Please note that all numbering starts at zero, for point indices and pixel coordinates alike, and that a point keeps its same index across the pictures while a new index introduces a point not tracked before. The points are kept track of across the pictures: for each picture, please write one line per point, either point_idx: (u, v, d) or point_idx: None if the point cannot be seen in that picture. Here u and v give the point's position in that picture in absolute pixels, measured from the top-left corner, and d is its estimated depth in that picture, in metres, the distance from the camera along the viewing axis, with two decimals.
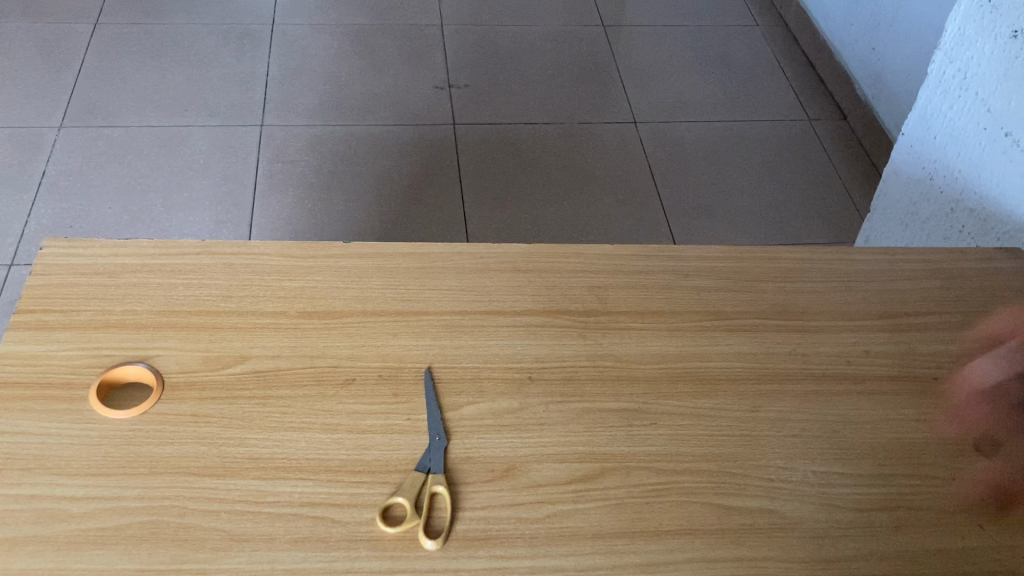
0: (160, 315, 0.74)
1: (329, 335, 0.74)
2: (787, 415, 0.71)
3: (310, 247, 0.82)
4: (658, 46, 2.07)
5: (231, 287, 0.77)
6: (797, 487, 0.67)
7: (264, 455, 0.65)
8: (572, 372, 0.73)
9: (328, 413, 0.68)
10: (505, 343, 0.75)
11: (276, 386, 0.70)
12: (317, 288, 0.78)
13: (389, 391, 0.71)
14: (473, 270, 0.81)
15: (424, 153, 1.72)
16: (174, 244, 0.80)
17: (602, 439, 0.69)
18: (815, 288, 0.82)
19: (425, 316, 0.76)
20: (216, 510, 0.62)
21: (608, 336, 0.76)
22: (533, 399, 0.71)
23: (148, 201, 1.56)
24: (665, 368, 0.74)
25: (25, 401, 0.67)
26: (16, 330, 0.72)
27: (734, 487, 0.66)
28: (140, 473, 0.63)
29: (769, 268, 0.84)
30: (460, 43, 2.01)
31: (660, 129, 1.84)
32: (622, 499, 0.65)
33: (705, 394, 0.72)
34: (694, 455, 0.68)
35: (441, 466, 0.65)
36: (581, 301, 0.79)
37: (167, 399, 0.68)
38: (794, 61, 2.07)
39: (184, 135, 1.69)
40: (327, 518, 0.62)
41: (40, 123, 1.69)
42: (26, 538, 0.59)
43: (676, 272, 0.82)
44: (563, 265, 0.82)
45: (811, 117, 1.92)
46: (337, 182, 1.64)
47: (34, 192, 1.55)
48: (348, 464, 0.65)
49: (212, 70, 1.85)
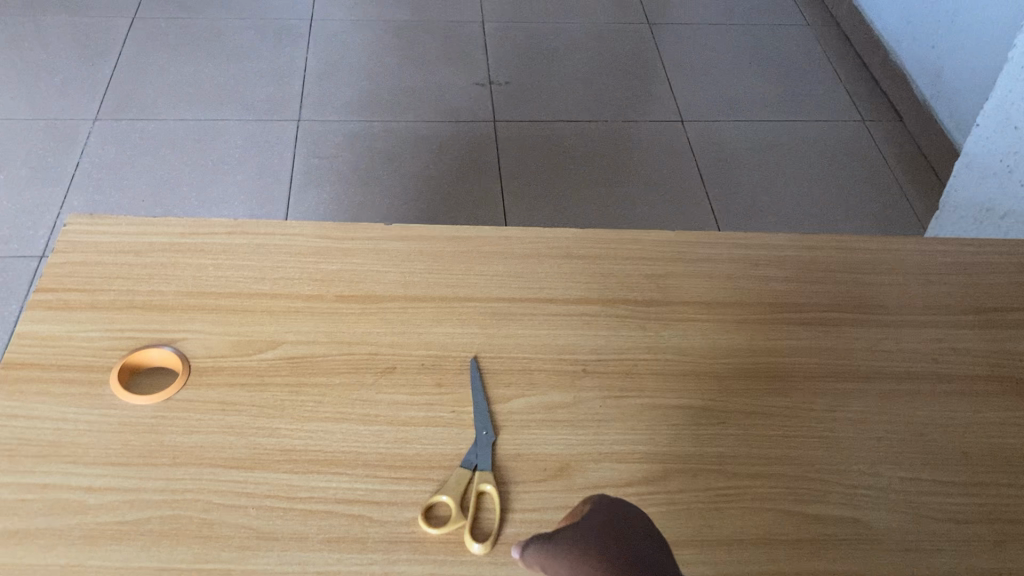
0: (188, 296, 0.69)
1: (368, 321, 0.69)
2: (867, 416, 0.65)
3: (348, 227, 0.76)
4: (706, 46, 2.01)
5: (263, 269, 0.72)
6: (881, 495, 0.60)
7: (296, 446, 0.60)
8: (631, 365, 0.67)
9: (367, 404, 0.63)
10: (558, 333, 0.69)
11: (311, 372, 0.64)
12: (356, 271, 0.72)
13: (432, 380, 0.65)
14: (522, 255, 0.75)
15: (463, 151, 1.67)
16: (205, 223, 0.75)
17: (665, 439, 0.62)
18: (893, 280, 0.75)
19: (471, 303, 0.71)
20: (243, 506, 0.56)
21: (669, 328, 0.70)
22: (588, 393, 0.65)
23: (182, 195, 1.52)
24: (732, 363, 0.68)
25: (42, 384, 0.62)
26: (36, 309, 0.67)
27: (813, 493, 0.60)
28: (161, 464, 0.58)
29: (842, 257, 0.77)
30: (501, 41, 1.96)
31: (709, 129, 1.77)
32: (688, 504, 0.59)
33: (779, 392, 0.66)
34: (767, 458, 0.62)
35: (488, 462, 0.60)
36: (639, 290, 0.73)
37: (193, 385, 0.63)
38: (846, 62, 2.00)
39: (219, 129, 1.66)
40: (364, 517, 0.56)
41: (76, 115, 1.66)
42: (37, 531, 0.54)
43: (742, 260, 0.76)
44: (618, 250, 0.76)
45: (865, 118, 1.84)
46: (374, 178, 1.60)
47: (67, 184, 1.52)
48: (387, 459, 0.60)
49: (249, 66, 1.81)
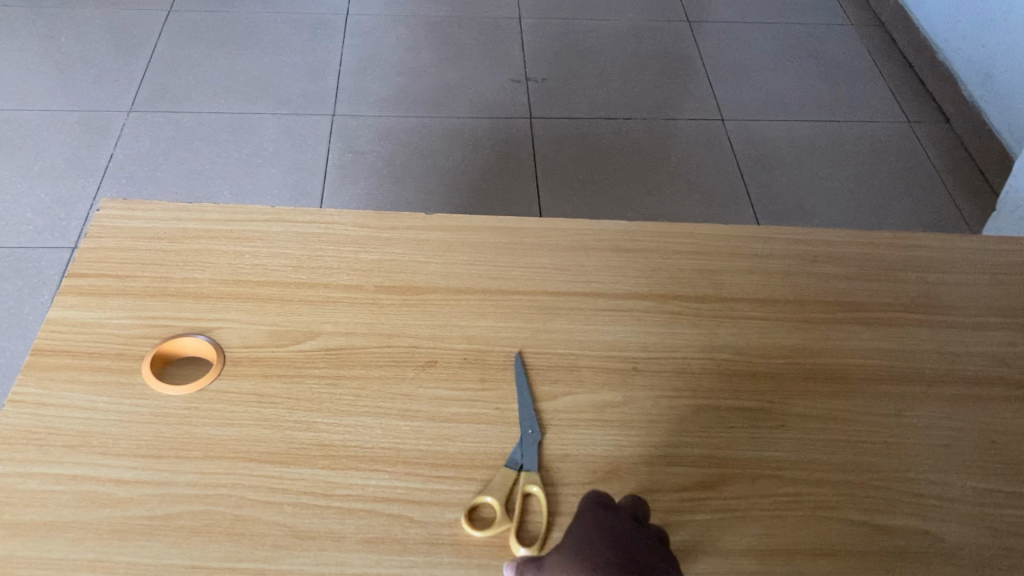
0: (223, 284, 0.67)
1: (409, 313, 0.66)
2: (935, 421, 0.61)
3: (389, 217, 0.74)
4: (747, 44, 1.97)
5: (301, 257, 0.69)
6: (953, 506, 0.57)
7: (334, 442, 0.57)
8: (684, 364, 0.64)
9: (408, 398, 0.60)
10: (606, 329, 0.66)
11: (349, 365, 0.62)
12: (396, 262, 0.70)
13: (475, 375, 0.62)
14: (568, 247, 0.72)
15: (499, 148, 1.65)
16: (241, 209, 0.73)
17: (721, 442, 0.59)
18: (959, 280, 0.72)
19: (515, 296, 0.68)
20: (279, 502, 0.54)
21: (724, 326, 0.67)
22: (639, 392, 0.62)
23: (216, 187, 1.51)
24: (790, 364, 0.64)
25: (72, 371, 0.60)
26: (67, 295, 0.65)
27: (880, 502, 0.56)
28: (194, 457, 0.56)
29: (904, 255, 0.73)
30: (538, 37, 1.93)
31: (750, 128, 1.73)
32: (747, 511, 0.56)
33: (841, 395, 0.62)
34: (830, 464, 0.58)
35: (534, 463, 0.57)
36: (692, 286, 0.69)
37: (227, 376, 0.61)
38: (891, 62, 1.95)
39: (254, 122, 1.64)
40: (404, 517, 0.54)
41: (110, 107, 1.65)
42: (64, 524, 0.52)
43: (800, 257, 0.72)
44: (669, 244, 0.73)
45: (911, 119, 1.80)
46: (408, 173, 1.57)
47: (102, 175, 1.51)
48: (428, 456, 0.57)
49: (284, 59, 1.80)
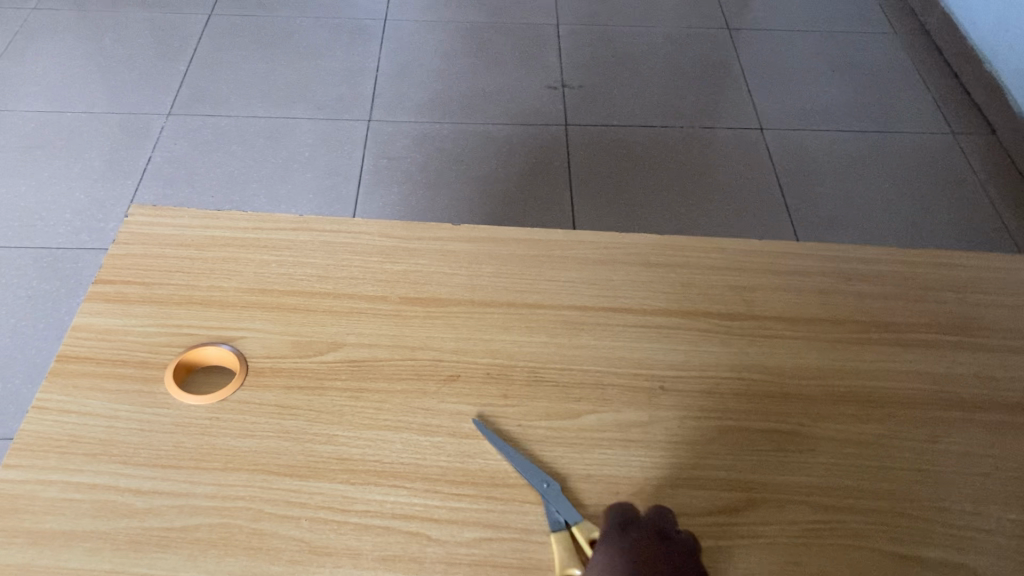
0: (248, 293, 0.66)
1: (433, 326, 0.65)
2: (972, 449, 0.59)
3: (416, 227, 0.73)
4: (788, 52, 1.94)
5: (327, 267, 0.69)
6: (990, 539, 0.54)
7: (353, 456, 0.56)
8: (712, 384, 0.62)
9: (429, 413, 0.59)
10: (633, 345, 0.65)
11: (371, 378, 0.61)
12: (421, 273, 0.69)
13: (497, 391, 0.61)
14: (597, 261, 0.71)
15: (534, 155, 1.64)
16: (270, 218, 0.73)
17: (749, 465, 0.58)
18: (1000, 301, 0.69)
19: (541, 310, 0.67)
20: (296, 517, 0.53)
21: (755, 345, 0.65)
22: (665, 412, 0.60)
23: (251, 191, 1.51)
24: (822, 385, 0.63)
25: (96, 378, 0.60)
26: (94, 302, 0.65)
27: (912, 533, 0.54)
28: (213, 468, 0.55)
29: (944, 275, 0.71)
30: (576, 44, 1.92)
31: (790, 138, 1.71)
32: (773, 537, 0.54)
33: (874, 419, 0.61)
34: (861, 491, 0.56)
35: (576, 513, 0.54)
36: (722, 302, 0.68)
37: (249, 386, 0.60)
38: (936, 72, 1.91)
39: (291, 127, 1.65)
40: (422, 535, 0.53)
41: (150, 110, 1.67)
42: (82, 533, 0.52)
43: (836, 275, 0.70)
44: (700, 260, 0.71)
45: (955, 130, 1.76)
46: (442, 180, 1.57)
47: (139, 177, 1.52)
48: (448, 473, 0.56)
49: (322, 64, 1.81)
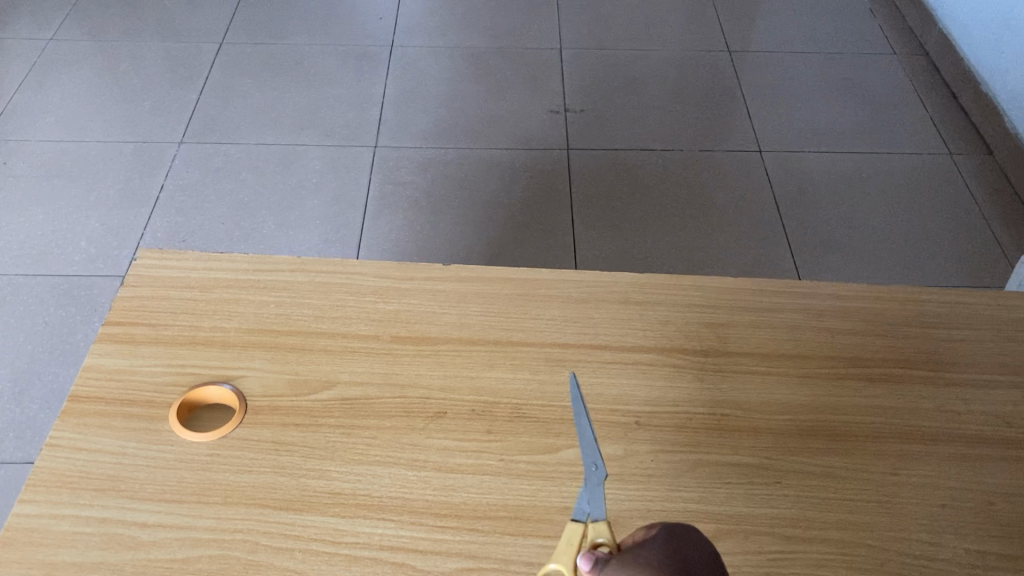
0: (248, 333, 0.70)
1: (421, 363, 0.69)
2: (931, 481, 0.62)
3: (409, 267, 0.77)
4: (788, 74, 1.98)
5: (323, 307, 0.73)
6: (943, 568, 0.57)
7: (345, 490, 0.60)
8: (684, 419, 0.66)
9: (416, 448, 0.63)
10: (611, 381, 0.68)
11: (363, 415, 0.65)
12: (412, 312, 0.73)
13: (482, 428, 0.65)
14: (579, 299, 0.75)
15: (537, 180, 1.67)
16: (269, 260, 0.77)
17: (718, 498, 0.61)
18: (964, 335, 0.73)
19: (526, 347, 0.70)
20: (290, 549, 0.57)
21: (727, 380, 0.68)
22: (640, 446, 0.64)
23: (260, 218, 1.56)
24: (790, 420, 0.66)
25: (105, 417, 0.64)
26: (103, 344, 0.69)
27: (870, 563, 0.58)
28: (213, 503, 0.59)
29: (911, 310, 0.74)
30: (579, 68, 1.97)
31: (787, 160, 1.74)
32: (738, 568, 0.57)
33: (838, 452, 0.64)
34: (823, 522, 0.60)
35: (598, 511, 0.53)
36: (697, 339, 0.71)
37: (248, 423, 0.64)
38: (934, 93, 1.94)
39: (300, 154, 1.69)
40: (407, 565, 0.56)
41: (163, 138, 1.72)
42: (91, 565, 0.56)
43: (806, 311, 0.74)
44: (677, 297, 0.75)
45: (952, 151, 1.78)
46: (446, 205, 1.61)
47: (152, 206, 1.57)
48: (433, 507, 0.60)
49: (329, 91, 1.85)
